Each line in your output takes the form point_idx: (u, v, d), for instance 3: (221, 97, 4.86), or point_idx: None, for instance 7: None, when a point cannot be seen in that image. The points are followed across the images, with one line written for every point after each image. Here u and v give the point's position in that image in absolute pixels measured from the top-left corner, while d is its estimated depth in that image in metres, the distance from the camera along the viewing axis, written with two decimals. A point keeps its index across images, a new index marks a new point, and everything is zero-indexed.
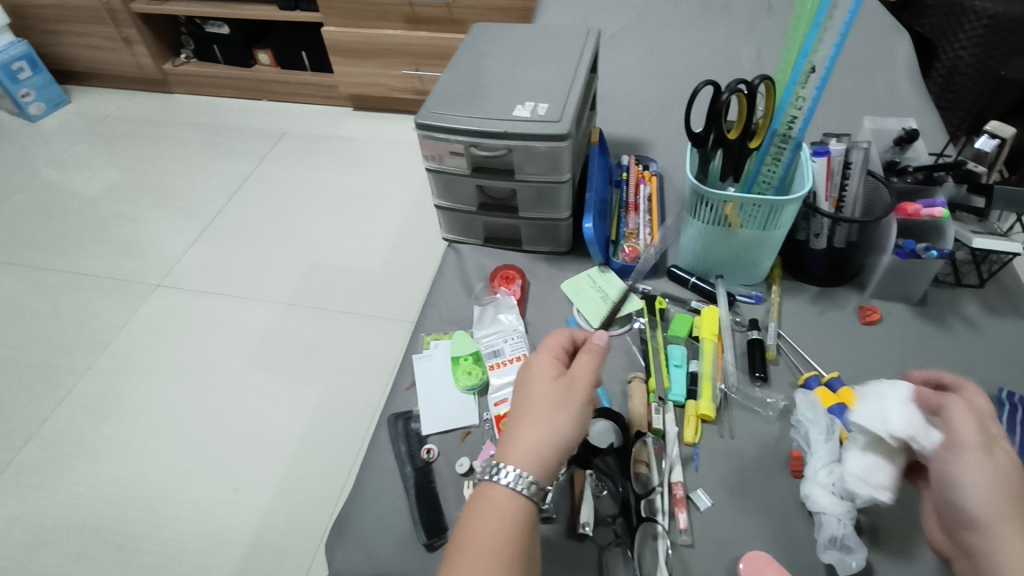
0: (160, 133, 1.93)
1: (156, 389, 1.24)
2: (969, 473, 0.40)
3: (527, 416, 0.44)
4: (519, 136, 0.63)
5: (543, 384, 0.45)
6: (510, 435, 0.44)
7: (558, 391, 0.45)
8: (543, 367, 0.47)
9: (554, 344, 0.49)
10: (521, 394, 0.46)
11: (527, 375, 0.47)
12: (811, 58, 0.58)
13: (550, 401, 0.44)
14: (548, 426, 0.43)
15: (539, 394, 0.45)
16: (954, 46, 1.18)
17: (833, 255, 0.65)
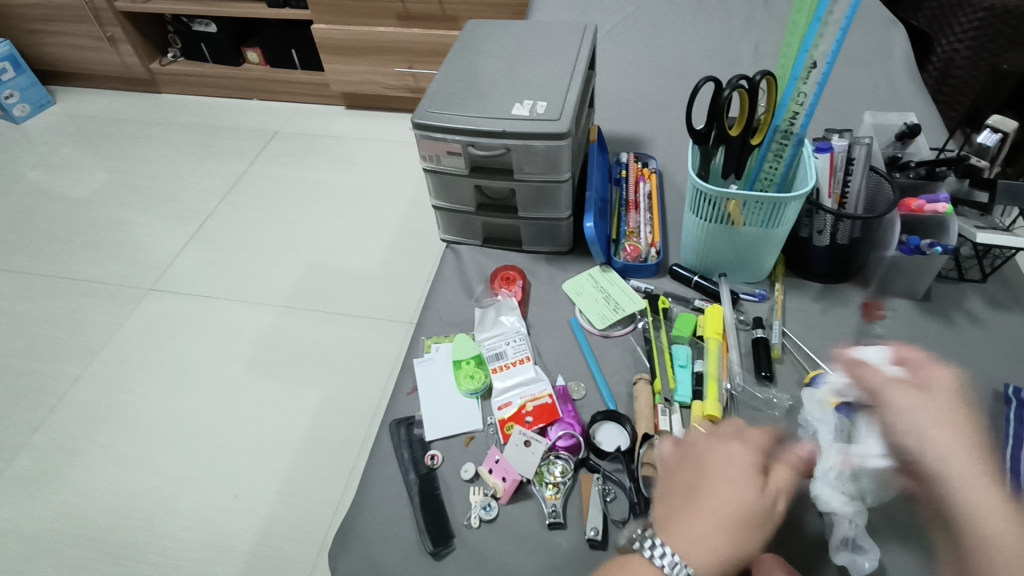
0: (148, 134, 1.90)
1: (151, 395, 1.22)
2: (900, 423, 0.39)
3: (718, 512, 0.42)
4: (517, 135, 0.62)
5: (744, 484, 0.43)
6: (692, 523, 0.42)
7: (756, 501, 0.43)
8: (747, 466, 0.44)
9: (757, 440, 0.46)
10: (715, 482, 0.44)
11: (724, 465, 0.44)
12: (812, 52, 0.57)
13: (746, 509, 0.42)
14: (734, 537, 0.41)
15: (738, 493, 0.43)
16: (950, 39, 1.18)
17: (836, 251, 0.64)
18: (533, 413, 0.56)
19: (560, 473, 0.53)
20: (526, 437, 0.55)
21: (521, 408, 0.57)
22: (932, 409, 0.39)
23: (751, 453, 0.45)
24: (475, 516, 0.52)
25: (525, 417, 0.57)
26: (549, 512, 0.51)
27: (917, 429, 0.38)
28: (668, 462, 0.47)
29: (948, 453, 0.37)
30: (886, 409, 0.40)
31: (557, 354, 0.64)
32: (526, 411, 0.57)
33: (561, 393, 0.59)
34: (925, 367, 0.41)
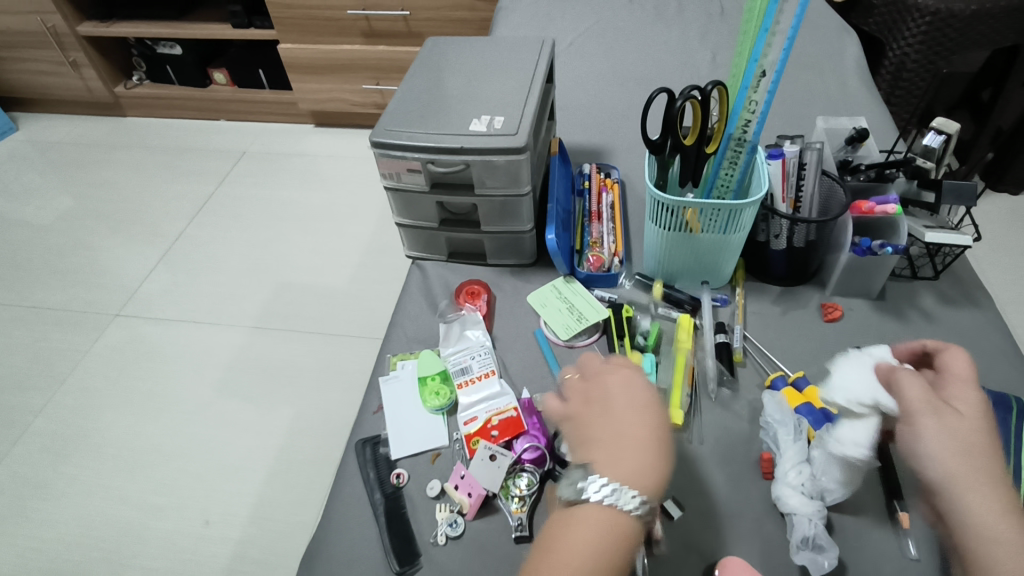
0: (114, 158, 1.87)
1: (119, 424, 1.19)
2: (957, 459, 0.40)
3: (636, 439, 0.45)
4: (475, 151, 0.63)
5: (644, 407, 0.47)
6: (622, 458, 0.44)
7: (661, 415, 0.47)
8: (636, 390, 0.48)
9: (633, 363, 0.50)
10: (619, 417, 0.46)
11: (620, 398, 0.47)
12: (761, 62, 0.58)
13: (658, 425, 0.46)
14: (659, 454, 0.44)
15: (645, 417, 0.46)
16: (900, 44, 1.21)
17: (793, 254, 0.66)
18: (499, 428, 0.56)
19: (526, 486, 0.53)
20: (492, 451, 0.54)
21: (487, 422, 0.57)
22: (977, 450, 0.40)
23: (634, 379, 0.49)
24: (441, 533, 0.51)
25: (491, 431, 0.56)
26: (516, 525, 0.51)
27: (973, 472, 0.39)
28: (564, 421, 0.49)
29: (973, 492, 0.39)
30: (911, 445, 0.42)
31: (523, 368, 0.64)
32: (491, 425, 0.57)
33: (526, 405, 0.59)
34: (977, 397, 0.43)
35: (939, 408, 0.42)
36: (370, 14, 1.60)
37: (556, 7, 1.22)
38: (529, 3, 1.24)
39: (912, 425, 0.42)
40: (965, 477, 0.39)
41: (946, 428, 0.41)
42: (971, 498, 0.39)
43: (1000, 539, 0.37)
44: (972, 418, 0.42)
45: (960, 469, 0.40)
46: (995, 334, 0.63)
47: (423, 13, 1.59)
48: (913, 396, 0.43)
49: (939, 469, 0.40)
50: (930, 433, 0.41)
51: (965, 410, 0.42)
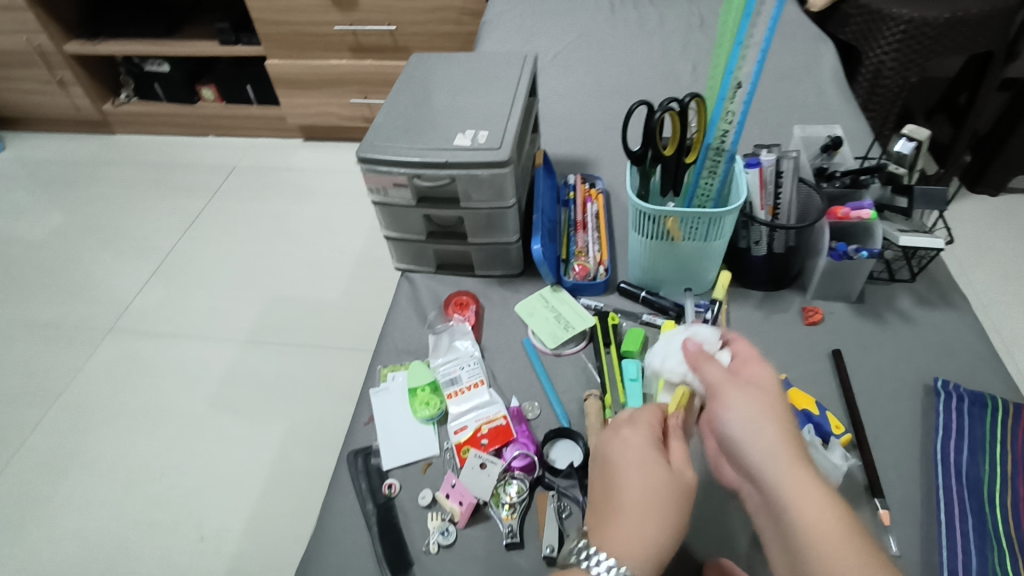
0: (103, 175, 1.88)
1: (111, 441, 1.19)
2: (757, 424, 0.41)
3: (639, 509, 0.42)
4: (460, 165, 0.64)
5: (654, 474, 0.44)
6: (621, 529, 0.42)
7: (676, 485, 0.44)
8: (651, 454, 0.45)
9: (655, 422, 0.48)
10: (623, 475, 0.45)
11: (631, 460, 0.45)
12: (736, 74, 0.60)
13: (667, 496, 0.43)
14: (654, 520, 0.42)
15: (654, 486, 0.43)
16: (877, 51, 1.24)
17: (774, 260, 0.67)
18: (489, 436, 0.57)
19: (516, 493, 0.53)
20: (482, 459, 0.55)
21: (477, 431, 0.58)
22: (771, 417, 0.42)
23: (652, 440, 0.46)
24: (433, 541, 0.52)
25: (481, 440, 0.57)
26: (506, 532, 0.52)
27: (771, 434, 0.41)
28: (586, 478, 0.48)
29: (775, 454, 0.40)
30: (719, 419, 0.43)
31: (511, 377, 0.65)
32: (481, 434, 0.58)
33: (515, 414, 0.60)
34: (765, 373, 0.45)
35: (736, 383, 0.44)
36: (357, 29, 1.62)
37: (539, 21, 1.25)
38: (513, 17, 1.26)
39: (718, 401, 0.44)
40: (766, 439, 0.40)
41: (739, 398, 0.43)
42: (770, 459, 0.39)
43: (796, 495, 0.38)
44: (767, 386, 0.44)
45: (757, 430, 0.41)
46: (970, 334, 0.64)
47: (410, 28, 1.62)
48: (715, 375, 0.45)
49: (742, 436, 0.41)
50: (733, 403, 0.43)
51: (759, 381, 0.44)
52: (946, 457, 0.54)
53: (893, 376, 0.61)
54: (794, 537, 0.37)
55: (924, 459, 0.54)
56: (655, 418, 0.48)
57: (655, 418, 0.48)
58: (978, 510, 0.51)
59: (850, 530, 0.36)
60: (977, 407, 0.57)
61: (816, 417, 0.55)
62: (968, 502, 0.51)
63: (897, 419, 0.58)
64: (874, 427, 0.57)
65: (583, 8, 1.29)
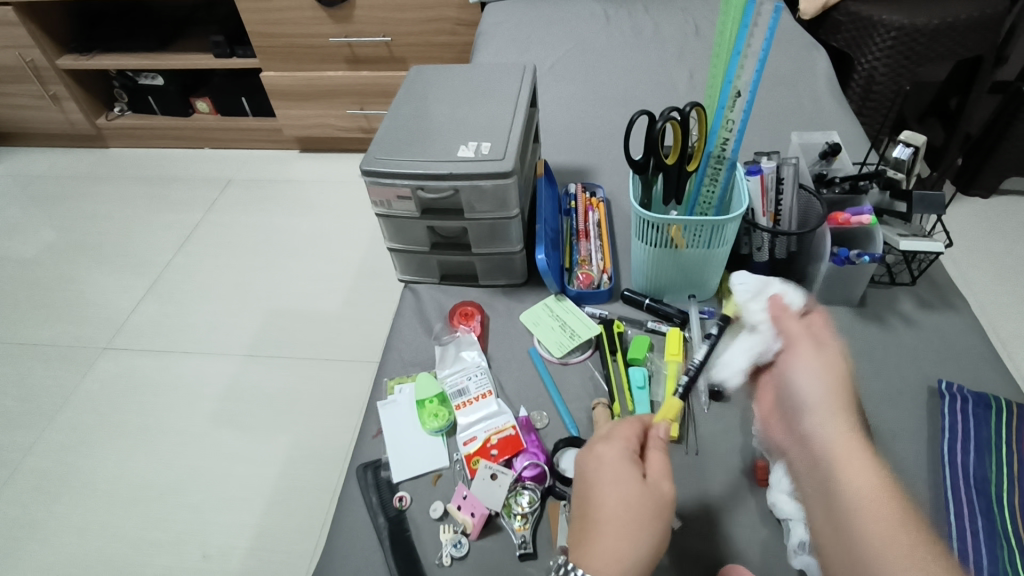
0: (98, 189, 1.87)
1: (111, 458, 1.18)
2: (820, 382, 0.46)
3: (618, 525, 0.44)
4: (463, 176, 0.64)
5: (631, 490, 0.45)
6: (600, 545, 0.43)
7: (650, 500, 0.45)
8: (627, 469, 0.46)
9: (629, 436, 0.49)
10: (600, 490, 0.46)
11: (608, 476, 0.46)
12: (736, 83, 0.61)
13: (643, 511, 0.45)
14: (632, 535, 0.44)
15: (630, 502, 0.45)
16: (868, 58, 1.25)
17: (776, 265, 0.68)
18: (499, 447, 0.58)
19: (527, 504, 0.54)
20: (493, 470, 0.55)
21: (486, 441, 0.58)
22: (831, 377, 0.46)
23: (628, 455, 0.48)
24: (446, 553, 0.52)
25: (491, 450, 0.58)
26: (519, 543, 0.52)
27: (832, 395, 0.45)
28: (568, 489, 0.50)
29: (827, 405, 0.45)
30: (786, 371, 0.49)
31: (518, 386, 0.65)
32: (491, 444, 0.58)
33: (524, 423, 0.60)
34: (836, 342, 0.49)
35: (817, 343, 0.49)
36: (353, 40, 1.63)
37: (536, 32, 1.26)
38: (509, 28, 1.27)
39: (794, 354, 0.49)
40: (826, 397, 0.45)
41: (817, 357, 0.48)
42: (828, 412, 0.44)
43: (843, 445, 0.42)
44: (840, 355, 0.48)
45: (816, 385, 0.46)
46: (972, 336, 0.65)
47: (405, 39, 1.63)
48: (796, 334, 0.50)
49: (810, 390, 0.46)
50: (806, 360, 0.48)
51: (835, 349, 0.49)
52: (952, 458, 0.54)
53: (898, 379, 0.61)
54: (831, 479, 0.41)
55: (931, 461, 0.55)
56: (631, 432, 0.50)
57: (632, 432, 0.49)
58: (987, 510, 0.51)
59: (886, 482, 0.39)
60: (981, 408, 0.57)
61: None
62: (977, 502, 0.52)
63: (903, 421, 0.58)
64: (881, 430, 0.57)
65: (578, 18, 1.30)
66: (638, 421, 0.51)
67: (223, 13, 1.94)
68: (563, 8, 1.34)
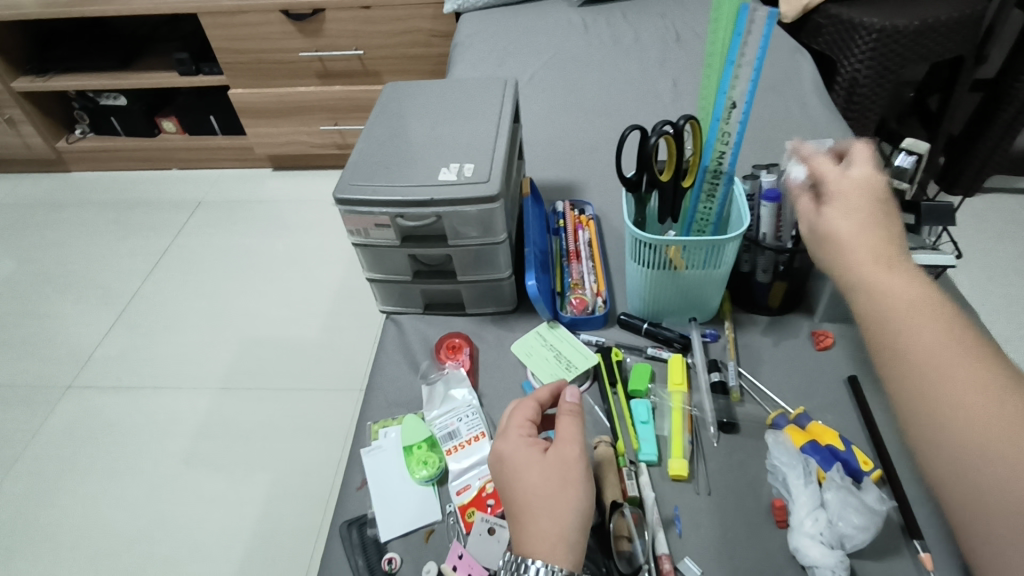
0: (59, 217, 1.78)
1: (77, 507, 1.11)
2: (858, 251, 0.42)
3: (535, 505, 0.44)
4: (447, 202, 0.60)
5: (537, 470, 0.46)
6: (528, 533, 0.43)
7: (558, 470, 0.46)
8: (525, 451, 0.47)
9: (522, 422, 0.50)
10: (515, 479, 0.46)
11: (512, 464, 0.47)
12: (731, 93, 0.58)
13: (553, 484, 0.45)
14: (560, 506, 0.44)
15: (538, 481, 0.45)
16: (851, 60, 1.23)
17: (780, 286, 0.64)
18: (495, 496, 0.53)
19: None
20: (490, 523, 0.51)
21: (481, 490, 0.54)
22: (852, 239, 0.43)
23: (524, 437, 0.48)
24: None
25: (487, 500, 0.53)
26: None
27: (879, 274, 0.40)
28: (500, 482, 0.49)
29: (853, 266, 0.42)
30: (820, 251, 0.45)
31: None
32: (486, 494, 0.54)
33: None
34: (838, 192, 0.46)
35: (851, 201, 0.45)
36: (323, 55, 1.58)
37: (514, 43, 1.22)
38: (485, 39, 1.24)
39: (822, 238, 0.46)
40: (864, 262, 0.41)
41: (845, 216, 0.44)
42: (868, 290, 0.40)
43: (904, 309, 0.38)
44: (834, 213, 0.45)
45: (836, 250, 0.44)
46: None
47: (378, 52, 1.58)
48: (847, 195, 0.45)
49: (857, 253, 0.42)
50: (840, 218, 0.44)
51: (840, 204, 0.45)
52: None
53: None
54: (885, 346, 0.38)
55: None
56: (527, 413, 0.51)
57: (525, 412, 0.50)
58: None
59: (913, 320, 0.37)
60: None
61: (842, 453, 0.51)
62: None
63: None
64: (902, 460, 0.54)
65: (556, 28, 1.27)
66: (531, 397, 0.52)
67: (187, 29, 1.88)
68: (541, 18, 1.30)
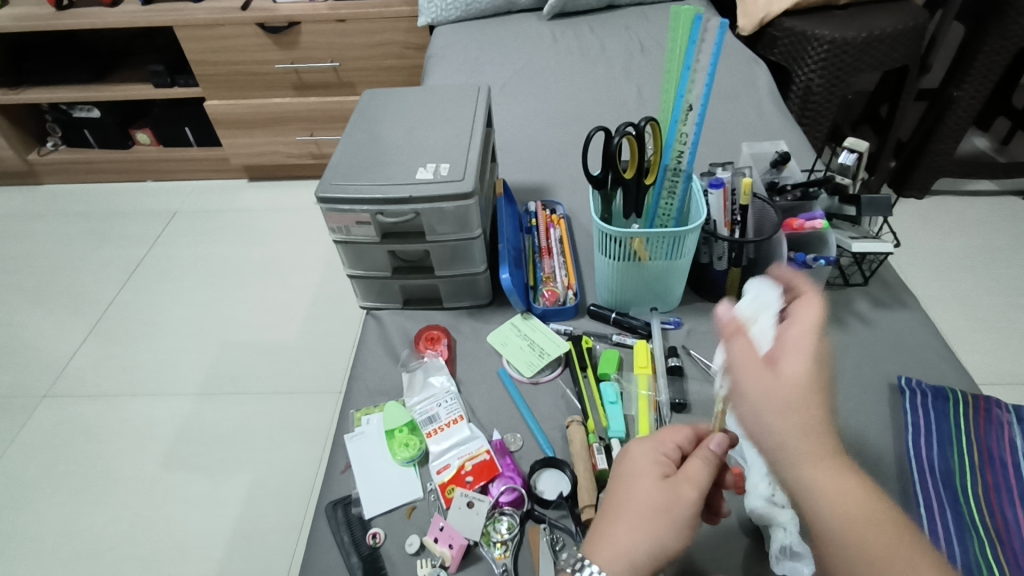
0: (31, 228, 1.77)
1: (53, 514, 1.10)
2: (783, 415, 0.37)
3: (625, 515, 0.43)
4: (425, 199, 0.64)
5: (643, 485, 0.44)
6: (603, 532, 0.43)
7: (663, 496, 0.43)
8: (650, 466, 0.45)
9: (668, 439, 0.47)
10: (626, 484, 0.45)
11: (632, 468, 0.46)
12: (687, 97, 0.62)
13: (649, 502, 0.43)
14: (642, 528, 0.42)
15: (638, 494, 0.44)
16: (805, 70, 1.31)
17: (736, 274, 0.69)
18: (474, 473, 0.56)
19: (507, 530, 0.52)
20: (469, 497, 0.54)
21: (460, 468, 0.56)
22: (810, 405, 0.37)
23: (660, 453, 0.46)
24: None
25: (465, 477, 0.56)
26: (501, 572, 0.50)
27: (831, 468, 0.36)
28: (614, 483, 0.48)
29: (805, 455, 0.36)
30: (761, 386, 0.38)
31: (490, 410, 0.63)
32: (465, 471, 0.56)
33: (497, 447, 0.59)
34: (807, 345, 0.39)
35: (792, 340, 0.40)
36: (299, 66, 1.61)
37: (487, 54, 1.27)
38: (458, 51, 1.28)
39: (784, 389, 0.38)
40: (806, 452, 0.36)
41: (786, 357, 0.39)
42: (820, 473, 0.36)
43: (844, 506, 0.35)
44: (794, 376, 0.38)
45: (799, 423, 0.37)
46: (924, 331, 0.68)
47: (354, 64, 1.62)
48: (793, 335, 0.40)
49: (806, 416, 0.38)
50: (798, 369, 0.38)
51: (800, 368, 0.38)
52: (918, 453, 0.55)
53: (859, 378, 0.63)
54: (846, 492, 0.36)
55: (898, 454, 0.56)
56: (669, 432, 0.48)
57: (674, 435, 0.47)
58: (953, 501, 0.52)
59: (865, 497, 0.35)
60: (940, 401, 0.59)
61: None
62: (943, 492, 0.53)
63: (867, 416, 0.59)
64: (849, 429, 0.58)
65: (527, 39, 1.32)
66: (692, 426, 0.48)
67: (161, 42, 1.89)
68: (512, 30, 1.35)
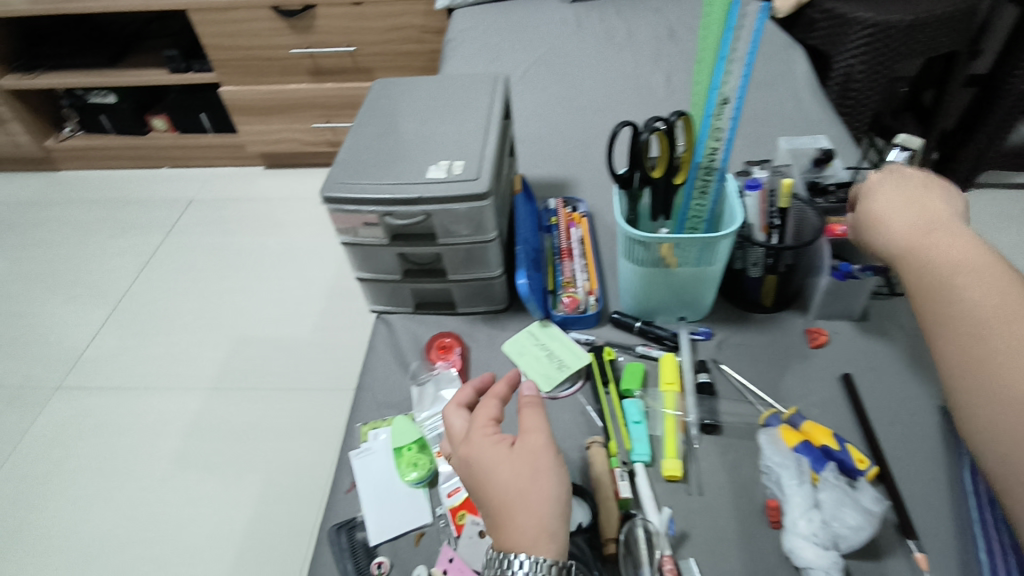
0: (49, 216, 1.76)
1: (66, 510, 1.09)
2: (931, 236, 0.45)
3: (512, 504, 0.41)
4: (436, 200, 0.59)
5: (508, 471, 0.42)
6: (507, 529, 0.41)
7: (526, 463, 0.43)
8: (492, 450, 0.43)
9: (488, 415, 0.46)
10: (490, 468, 0.43)
11: (479, 470, 0.43)
12: (722, 90, 0.55)
13: (524, 475, 0.42)
14: (538, 492, 0.41)
15: (514, 480, 0.42)
16: (844, 56, 1.23)
17: (771, 281, 0.63)
18: None
19: None
20: (480, 527, 0.51)
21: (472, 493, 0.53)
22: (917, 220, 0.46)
23: (486, 435, 0.45)
24: None
25: None
26: None
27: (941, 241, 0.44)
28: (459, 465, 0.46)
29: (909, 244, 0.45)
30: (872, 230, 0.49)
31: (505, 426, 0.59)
32: None
33: None
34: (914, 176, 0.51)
35: (917, 203, 0.48)
36: (315, 51, 1.57)
37: (507, 39, 1.21)
38: (477, 35, 1.23)
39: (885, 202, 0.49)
40: (916, 241, 0.45)
41: (949, 211, 0.47)
42: (923, 245, 0.44)
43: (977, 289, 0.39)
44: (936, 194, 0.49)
45: (906, 210, 0.47)
46: None
47: (370, 48, 1.57)
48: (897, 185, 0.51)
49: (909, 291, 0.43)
50: (892, 225, 0.47)
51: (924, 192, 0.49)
52: (976, 486, 0.50)
53: (909, 401, 0.57)
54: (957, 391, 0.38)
55: (953, 486, 0.51)
56: (456, 424, 0.47)
57: (491, 406, 0.47)
58: None
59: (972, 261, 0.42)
60: None
61: (837, 452, 0.50)
62: None
63: (916, 443, 0.54)
64: (899, 458, 0.53)
65: (549, 23, 1.26)
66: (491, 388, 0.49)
67: (177, 26, 1.86)
68: (534, 14, 1.29)
